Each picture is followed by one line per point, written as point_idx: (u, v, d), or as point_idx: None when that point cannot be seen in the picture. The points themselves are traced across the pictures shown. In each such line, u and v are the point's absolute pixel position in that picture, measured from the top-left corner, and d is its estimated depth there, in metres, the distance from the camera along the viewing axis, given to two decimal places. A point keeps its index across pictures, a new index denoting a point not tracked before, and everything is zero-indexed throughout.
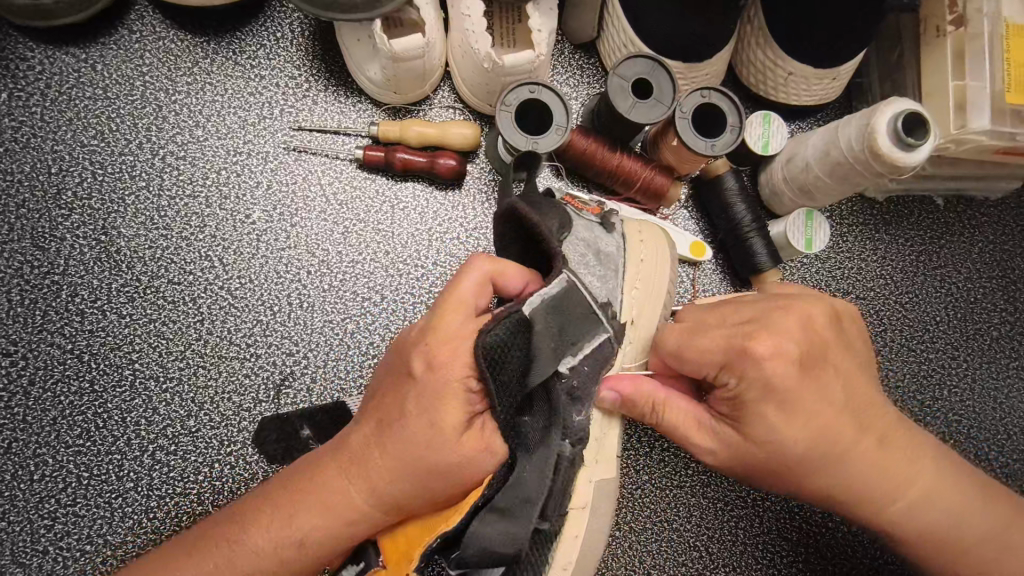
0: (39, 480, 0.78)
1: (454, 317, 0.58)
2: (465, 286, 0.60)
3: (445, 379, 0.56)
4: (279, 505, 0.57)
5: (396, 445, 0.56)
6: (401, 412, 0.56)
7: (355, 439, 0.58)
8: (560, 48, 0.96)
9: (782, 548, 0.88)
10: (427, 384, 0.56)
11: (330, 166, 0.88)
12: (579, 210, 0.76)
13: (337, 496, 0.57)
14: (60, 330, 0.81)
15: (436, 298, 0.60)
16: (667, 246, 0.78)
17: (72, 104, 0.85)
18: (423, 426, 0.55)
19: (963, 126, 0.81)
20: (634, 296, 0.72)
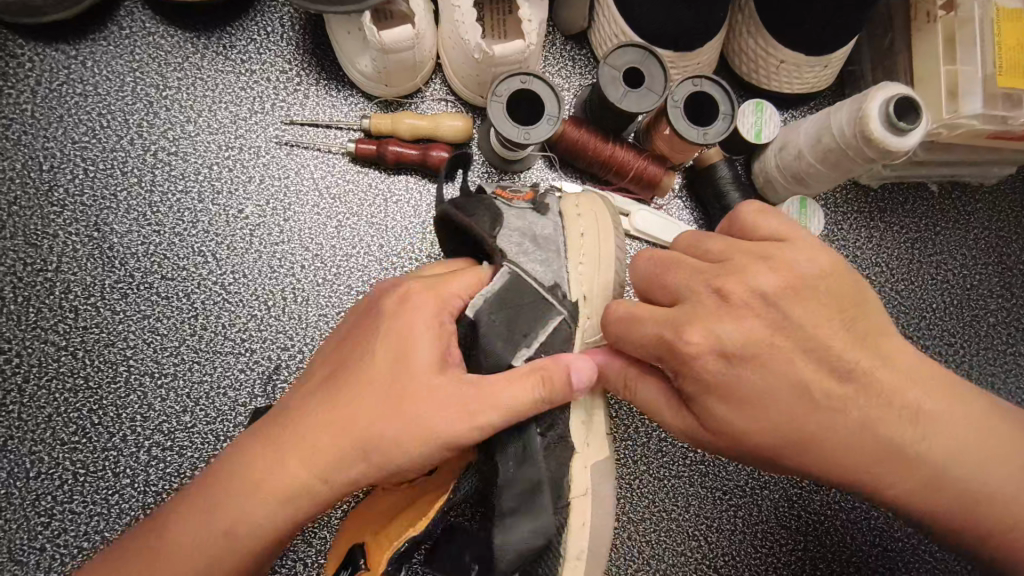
0: (36, 477, 0.78)
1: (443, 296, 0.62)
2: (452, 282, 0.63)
3: (406, 320, 0.58)
4: (219, 469, 0.57)
5: (344, 388, 0.57)
6: (354, 357, 0.59)
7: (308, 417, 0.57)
8: (551, 40, 0.96)
9: (780, 536, 0.88)
10: (385, 327, 0.58)
11: (322, 160, 0.88)
12: (510, 201, 0.73)
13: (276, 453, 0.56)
14: (53, 327, 0.81)
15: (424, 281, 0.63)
16: (608, 218, 0.75)
17: (62, 101, 0.84)
18: (382, 363, 0.57)
19: (955, 110, 0.81)
20: (581, 270, 0.71)
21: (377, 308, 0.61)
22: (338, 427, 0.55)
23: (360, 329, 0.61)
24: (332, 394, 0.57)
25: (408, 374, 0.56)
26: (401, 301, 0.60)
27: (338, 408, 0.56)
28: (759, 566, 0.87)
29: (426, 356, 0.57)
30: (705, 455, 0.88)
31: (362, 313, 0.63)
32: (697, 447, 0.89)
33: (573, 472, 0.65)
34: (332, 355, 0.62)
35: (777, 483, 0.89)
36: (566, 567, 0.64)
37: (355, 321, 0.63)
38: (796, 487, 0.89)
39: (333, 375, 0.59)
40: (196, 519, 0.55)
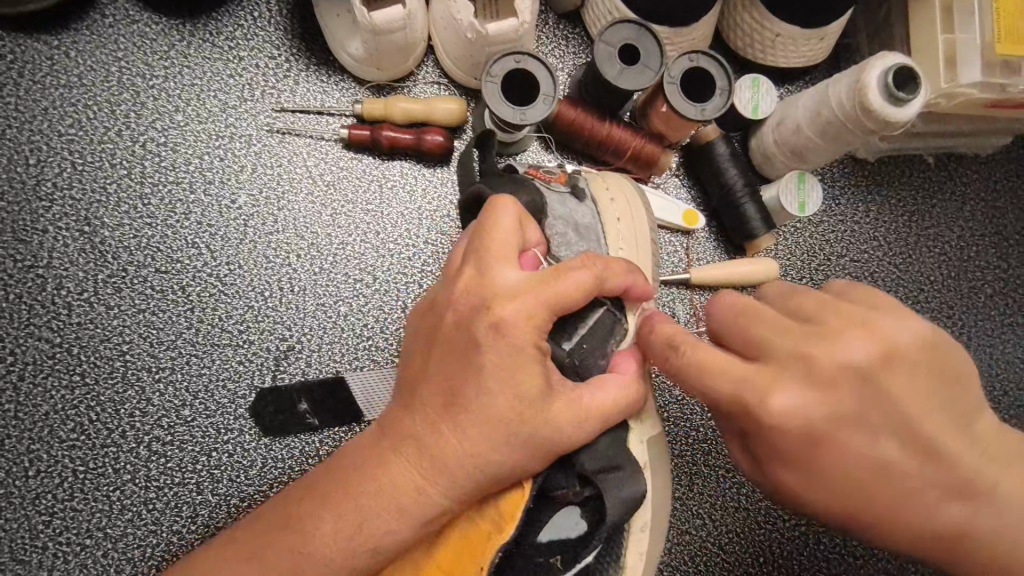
0: (34, 476, 0.77)
1: (503, 266, 0.57)
2: (502, 233, 0.58)
3: (519, 339, 0.55)
4: (331, 487, 0.57)
5: (462, 414, 0.55)
6: (465, 381, 0.55)
7: (412, 427, 0.56)
8: (544, 19, 0.94)
9: (785, 512, 0.89)
10: (495, 348, 0.55)
11: (315, 147, 0.86)
12: (549, 182, 0.77)
13: (399, 471, 0.56)
14: (47, 324, 0.79)
15: (475, 246, 0.59)
16: (641, 209, 0.78)
17: (46, 93, 0.82)
18: (499, 394, 0.54)
19: (953, 80, 0.80)
20: (622, 253, 0.75)
21: (478, 317, 0.56)
22: (463, 453, 0.55)
23: (464, 340, 0.56)
24: (452, 421, 0.55)
25: (528, 404, 0.55)
26: (502, 309, 0.55)
27: (464, 439, 0.55)
28: (765, 542, 0.88)
29: (531, 367, 0.55)
30: (708, 434, 0.89)
31: (459, 316, 0.57)
32: (700, 426, 0.89)
33: (632, 450, 0.69)
34: (430, 365, 0.57)
35: None
36: (630, 540, 0.68)
37: (450, 320, 0.57)
38: None
39: (449, 398, 0.56)
40: (299, 533, 0.55)
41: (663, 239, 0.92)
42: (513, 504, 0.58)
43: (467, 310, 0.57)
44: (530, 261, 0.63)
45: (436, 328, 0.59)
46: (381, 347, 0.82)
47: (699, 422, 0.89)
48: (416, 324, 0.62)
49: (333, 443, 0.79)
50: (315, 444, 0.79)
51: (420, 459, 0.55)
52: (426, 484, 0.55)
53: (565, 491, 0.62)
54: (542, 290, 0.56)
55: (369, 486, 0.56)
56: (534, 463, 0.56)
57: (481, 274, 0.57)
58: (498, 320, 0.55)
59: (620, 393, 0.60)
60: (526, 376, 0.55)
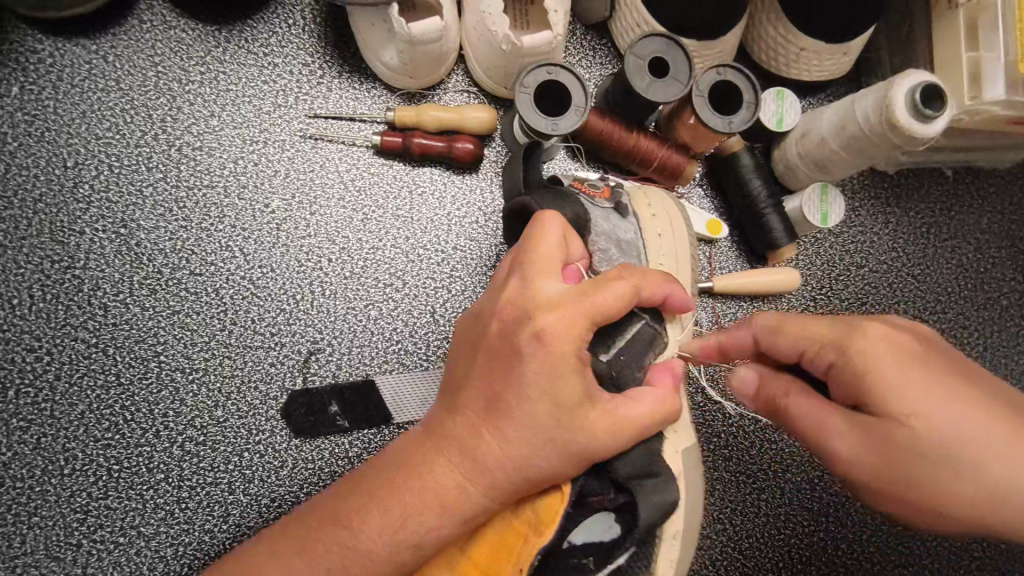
0: (70, 474, 0.78)
1: (546, 277, 0.59)
2: (546, 246, 0.60)
3: (560, 349, 0.56)
4: (377, 482, 0.58)
5: (503, 420, 0.56)
6: (509, 389, 0.56)
7: (455, 430, 0.58)
8: (572, 29, 0.96)
9: (803, 519, 0.90)
10: (537, 358, 0.56)
11: (347, 153, 0.88)
12: (591, 197, 0.78)
13: (442, 470, 0.57)
14: (83, 324, 0.81)
15: (519, 257, 0.61)
16: (682, 225, 0.81)
17: (84, 97, 0.84)
18: (540, 402, 0.56)
19: (977, 97, 0.82)
20: (663, 267, 0.78)
21: (522, 328, 0.57)
22: (504, 456, 0.56)
23: (506, 348, 0.57)
24: (494, 427, 0.57)
25: (568, 412, 0.56)
26: (546, 320, 0.57)
27: (504, 443, 0.56)
28: (784, 548, 0.89)
29: (573, 377, 0.56)
30: (729, 441, 0.90)
31: (503, 325, 0.58)
32: (721, 433, 0.90)
33: (668, 458, 0.71)
34: (474, 371, 0.59)
35: (800, 467, 0.91)
36: (661, 549, 0.70)
37: (493, 331, 0.59)
38: (818, 470, 0.91)
39: (492, 404, 0.57)
40: (345, 528, 0.57)
41: None
42: (551, 507, 0.59)
43: (510, 320, 0.58)
44: (573, 274, 0.66)
45: (479, 336, 0.60)
46: (409, 350, 0.84)
47: (721, 428, 0.90)
48: (460, 330, 0.63)
49: (362, 445, 0.81)
50: (345, 446, 0.80)
51: (463, 460, 0.57)
52: (467, 483, 0.57)
53: (599, 497, 0.63)
54: (587, 303, 0.58)
55: (414, 483, 0.57)
56: (573, 468, 0.58)
57: (525, 285, 0.59)
58: (542, 332, 0.56)
59: (657, 403, 0.62)
60: (567, 386, 0.56)
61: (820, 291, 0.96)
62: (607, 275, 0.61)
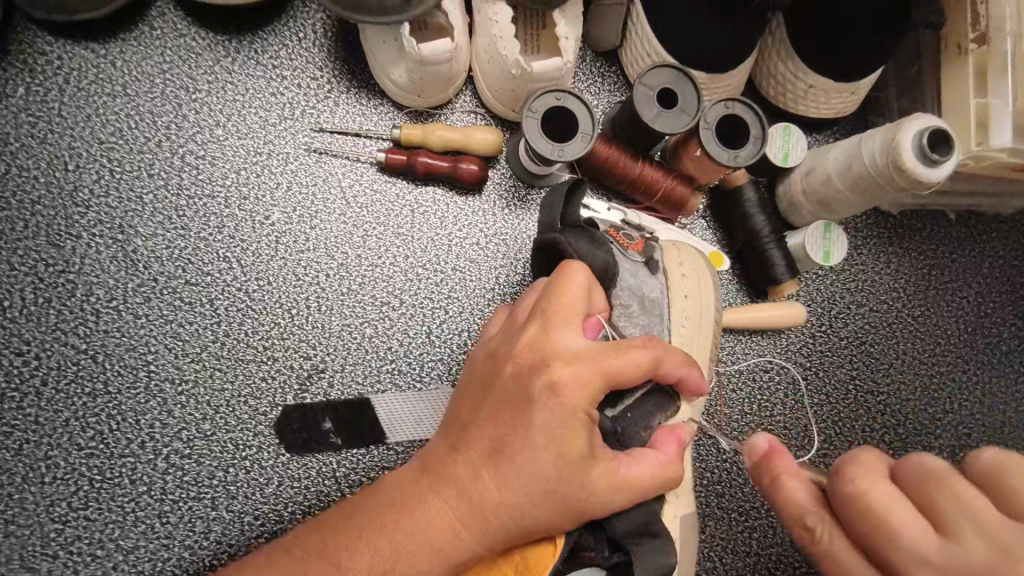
0: (51, 483, 0.76)
1: (565, 328, 0.59)
2: (569, 295, 0.60)
3: (574, 403, 0.56)
4: (369, 518, 0.57)
5: (506, 464, 0.55)
6: (514, 436, 0.56)
7: (453, 469, 0.57)
8: (582, 56, 0.96)
9: (794, 559, 0.88)
10: (551, 408, 0.55)
11: (351, 169, 0.87)
12: (625, 248, 0.77)
13: (436, 509, 0.56)
14: (74, 330, 0.79)
15: (542, 302, 0.60)
16: (709, 286, 0.81)
17: (90, 100, 0.83)
18: (547, 453, 0.55)
19: (983, 142, 0.82)
20: (683, 329, 0.78)
21: (539, 374, 0.56)
22: (501, 499, 0.55)
23: (521, 393, 0.57)
24: (497, 471, 0.55)
25: (573, 464, 0.55)
26: (566, 372, 0.56)
27: (504, 487, 0.55)
28: None
29: (580, 433, 0.56)
30: (722, 477, 0.89)
31: (519, 369, 0.58)
32: (715, 468, 0.89)
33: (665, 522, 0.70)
34: (484, 410, 0.58)
35: None
36: None
37: (509, 374, 0.58)
38: None
39: (497, 446, 0.56)
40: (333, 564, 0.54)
41: None
42: (541, 558, 0.57)
43: (527, 367, 0.58)
44: (592, 327, 0.63)
45: (493, 380, 0.60)
46: (403, 371, 0.83)
47: (714, 463, 0.89)
48: (473, 372, 0.63)
49: (350, 465, 0.79)
50: (332, 465, 0.79)
51: (460, 501, 0.56)
52: (461, 525, 0.55)
53: (592, 552, 0.62)
54: (605, 361, 0.57)
55: (405, 523, 0.55)
56: (568, 521, 0.56)
57: (548, 331, 0.59)
58: (555, 381, 0.56)
59: (661, 466, 0.59)
60: (573, 440, 0.55)
61: (819, 328, 0.95)
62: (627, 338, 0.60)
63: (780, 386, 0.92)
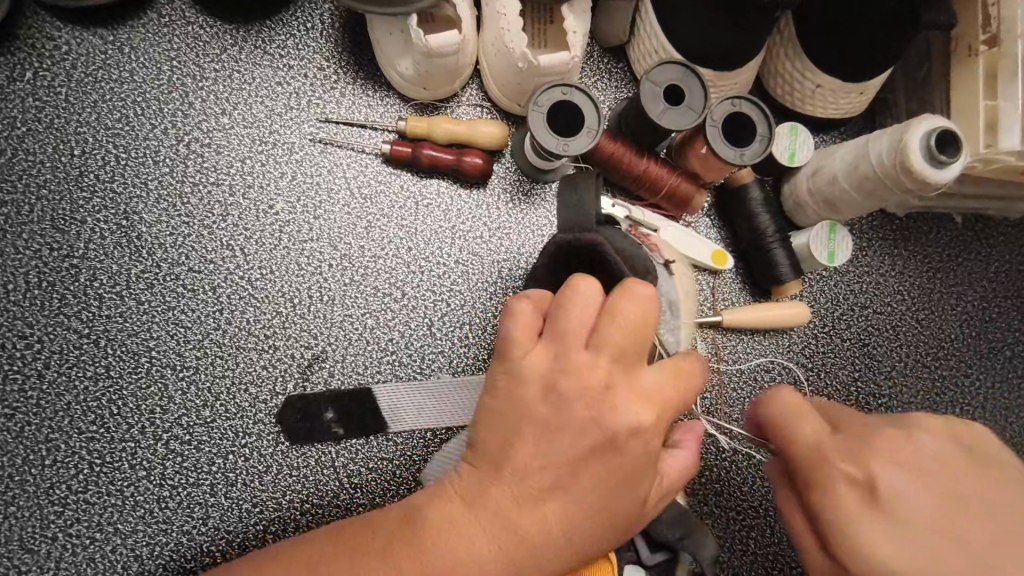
0: (51, 466, 0.77)
1: (637, 366, 0.55)
2: (640, 327, 0.54)
3: (648, 443, 0.55)
4: (406, 560, 0.51)
5: (570, 501, 0.54)
6: (582, 475, 0.54)
7: (510, 508, 0.53)
8: (589, 51, 0.96)
9: (792, 560, 0.88)
10: (629, 452, 0.54)
11: (355, 160, 0.87)
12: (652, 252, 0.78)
13: (487, 550, 0.52)
14: (77, 315, 0.80)
15: (613, 335, 0.54)
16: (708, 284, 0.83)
17: (97, 86, 0.84)
18: (613, 489, 0.55)
19: (992, 144, 0.81)
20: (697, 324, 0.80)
21: (622, 416, 0.53)
22: (559, 535, 0.53)
23: (598, 434, 0.53)
24: (563, 510, 0.54)
25: (632, 496, 0.56)
26: (643, 415, 0.54)
27: (564, 523, 0.54)
28: None
29: (646, 469, 0.56)
30: (721, 476, 0.88)
31: (590, 411, 0.53)
32: (714, 467, 0.89)
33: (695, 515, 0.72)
34: (546, 447, 0.53)
35: None
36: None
37: (581, 412, 0.53)
38: None
39: (559, 482, 0.53)
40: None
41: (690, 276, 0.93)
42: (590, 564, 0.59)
43: (600, 411, 0.53)
44: None
45: (555, 419, 0.53)
46: (403, 362, 0.83)
47: (713, 462, 0.89)
48: (518, 396, 0.54)
49: (348, 455, 0.79)
50: (331, 455, 0.79)
51: (514, 542, 0.52)
52: (514, 567, 0.52)
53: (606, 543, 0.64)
54: (673, 398, 0.56)
55: (461, 561, 0.51)
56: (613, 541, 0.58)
57: (622, 365, 0.55)
58: (636, 426, 0.54)
59: (690, 469, 0.62)
60: (639, 476, 0.55)
61: (822, 328, 0.95)
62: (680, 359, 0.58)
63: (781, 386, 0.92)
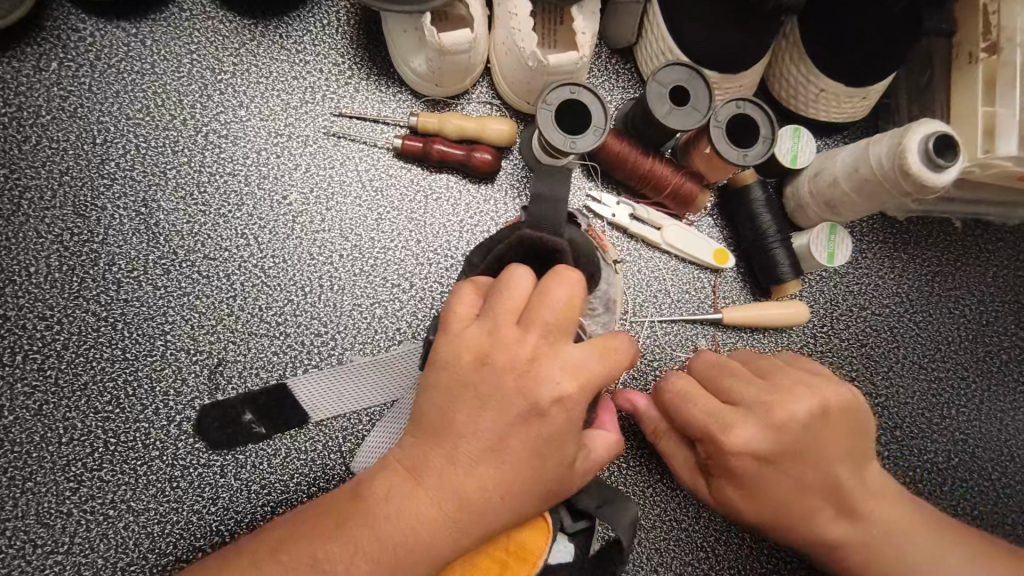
0: (67, 443, 0.79)
1: (566, 344, 0.57)
2: (569, 307, 0.56)
3: (573, 413, 0.57)
4: (356, 526, 0.54)
5: (501, 468, 0.56)
6: (512, 436, 0.56)
7: (457, 460, 0.56)
8: (597, 52, 0.98)
9: (786, 554, 0.90)
10: (555, 422, 0.56)
11: (367, 153, 0.89)
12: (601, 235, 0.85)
13: (439, 498, 0.56)
14: (95, 298, 0.82)
15: (546, 317, 0.56)
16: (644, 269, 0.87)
17: (119, 77, 0.86)
18: (542, 452, 0.57)
19: (989, 151, 0.83)
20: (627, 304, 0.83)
21: (544, 388, 0.55)
22: (492, 493, 0.56)
23: (523, 404, 0.56)
24: (496, 467, 0.56)
25: (557, 459, 0.58)
26: (569, 389, 0.56)
27: (499, 489, 0.56)
28: None
29: (572, 438, 0.58)
30: None
31: (515, 383, 0.56)
32: None
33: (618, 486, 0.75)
34: (477, 411, 0.56)
35: None
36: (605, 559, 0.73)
37: (509, 383, 0.56)
38: None
39: (493, 451, 0.56)
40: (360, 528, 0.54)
41: (692, 273, 0.95)
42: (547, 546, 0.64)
43: (525, 382, 0.56)
44: None
45: (482, 390, 0.56)
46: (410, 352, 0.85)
47: None
48: (456, 370, 0.57)
49: (355, 441, 0.82)
50: (339, 439, 0.81)
51: (453, 502, 0.55)
52: (453, 526, 0.55)
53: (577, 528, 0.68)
54: (603, 372, 0.58)
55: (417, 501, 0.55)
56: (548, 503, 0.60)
57: (549, 342, 0.56)
58: (562, 399, 0.56)
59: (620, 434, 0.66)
60: (566, 442, 0.57)
61: (821, 328, 0.97)
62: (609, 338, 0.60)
63: None
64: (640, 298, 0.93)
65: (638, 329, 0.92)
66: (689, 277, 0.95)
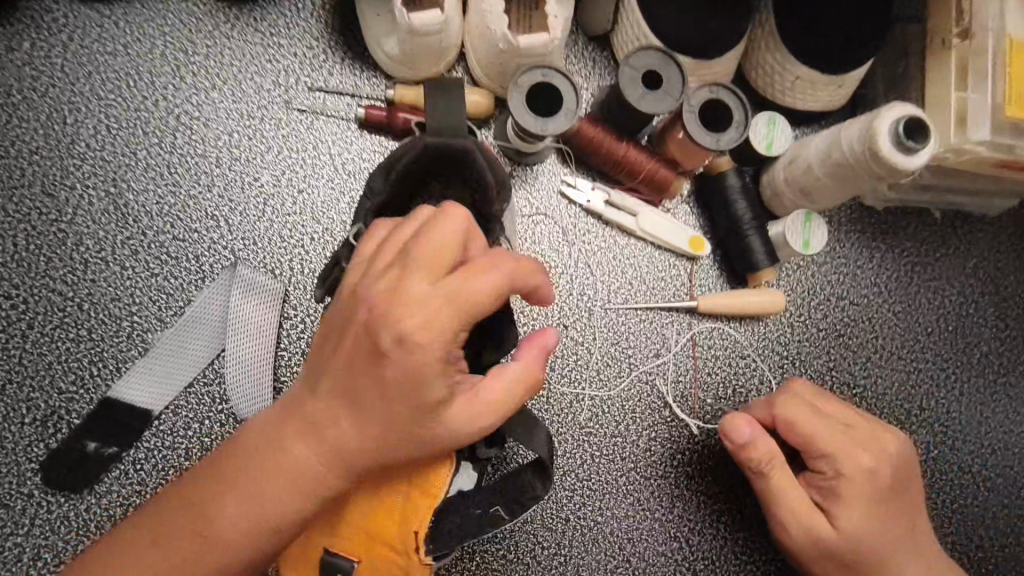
0: (29, 423, 0.78)
1: (416, 276, 0.54)
2: (426, 240, 0.54)
3: (429, 355, 0.53)
4: (218, 483, 0.60)
5: (370, 412, 0.56)
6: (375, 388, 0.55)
7: (298, 414, 0.58)
8: (574, 40, 0.98)
9: (761, 545, 0.89)
10: (406, 361, 0.53)
11: (341, 137, 0.89)
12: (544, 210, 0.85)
13: (297, 464, 0.58)
14: (62, 277, 0.82)
15: (407, 252, 0.55)
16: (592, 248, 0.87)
17: (92, 58, 0.86)
18: (405, 402, 0.55)
19: (963, 136, 0.83)
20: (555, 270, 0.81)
21: (401, 322, 0.53)
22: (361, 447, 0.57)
23: (368, 341, 0.55)
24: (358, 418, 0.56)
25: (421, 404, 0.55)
26: (411, 323, 0.53)
27: (366, 426, 0.56)
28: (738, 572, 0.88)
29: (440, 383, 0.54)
30: (694, 459, 0.89)
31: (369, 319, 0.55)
32: (686, 450, 0.89)
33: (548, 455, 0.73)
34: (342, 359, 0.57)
35: None
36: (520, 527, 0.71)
37: (367, 321, 0.55)
38: None
39: (346, 397, 0.57)
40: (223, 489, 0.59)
41: (667, 261, 0.94)
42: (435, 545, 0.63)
43: (382, 316, 0.54)
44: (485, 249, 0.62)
45: (349, 329, 0.56)
46: None
47: (686, 445, 0.90)
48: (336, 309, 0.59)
49: None
50: None
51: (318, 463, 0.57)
52: (313, 484, 0.58)
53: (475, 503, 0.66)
54: (449, 308, 0.53)
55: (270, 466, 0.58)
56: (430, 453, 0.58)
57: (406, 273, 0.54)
58: (406, 338, 0.53)
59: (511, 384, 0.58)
60: (431, 387, 0.54)
61: (799, 318, 0.96)
62: (488, 259, 0.55)
63: (754, 373, 0.93)
64: (614, 286, 0.93)
65: (612, 317, 0.92)
66: (664, 266, 0.94)
